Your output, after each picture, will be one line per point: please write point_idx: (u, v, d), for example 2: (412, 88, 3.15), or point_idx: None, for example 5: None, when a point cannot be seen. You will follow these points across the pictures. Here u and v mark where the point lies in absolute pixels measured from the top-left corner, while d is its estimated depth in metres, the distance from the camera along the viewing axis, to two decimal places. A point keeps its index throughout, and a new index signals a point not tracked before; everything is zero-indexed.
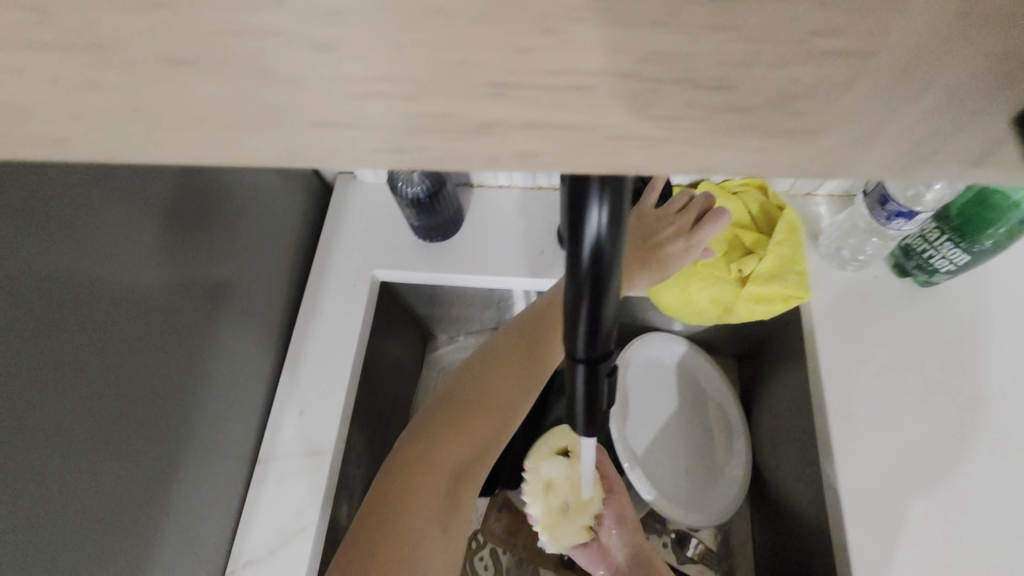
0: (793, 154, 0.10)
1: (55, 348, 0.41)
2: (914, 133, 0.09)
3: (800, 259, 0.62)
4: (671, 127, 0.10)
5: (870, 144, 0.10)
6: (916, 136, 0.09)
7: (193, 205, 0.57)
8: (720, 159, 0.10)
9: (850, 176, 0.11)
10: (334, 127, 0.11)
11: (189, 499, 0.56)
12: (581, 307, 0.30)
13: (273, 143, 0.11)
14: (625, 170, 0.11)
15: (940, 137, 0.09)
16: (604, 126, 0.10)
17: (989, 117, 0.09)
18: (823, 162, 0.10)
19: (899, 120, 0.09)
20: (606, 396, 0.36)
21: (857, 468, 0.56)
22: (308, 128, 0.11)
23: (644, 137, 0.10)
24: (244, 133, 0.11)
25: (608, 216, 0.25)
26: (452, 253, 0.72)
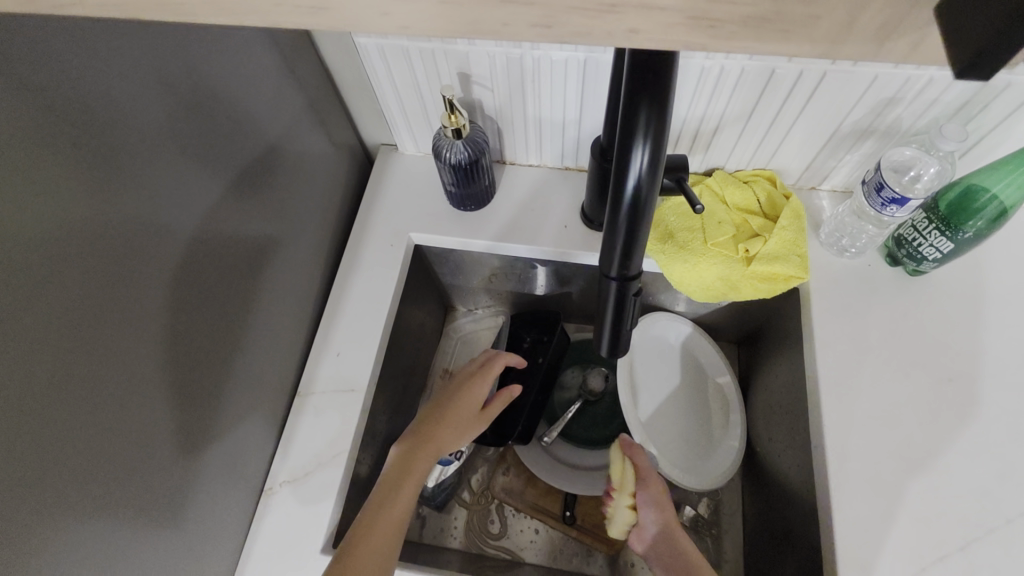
0: (800, 36, 0.17)
1: (141, 259, 0.47)
2: (878, 16, 0.16)
3: (801, 243, 0.69)
4: (729, 10, 0.16)
5: (851, 25, 0.16)
6: (879, 19, 0.16)
7: (254, 157, 0.64)
8: (756, 33, 0.17)
9: (839, 48, 0.17)
10: (515, 3, 0.17)
11: (235, 421, 0.62)
12: (616, 235, 0.36)
13: (473, 15, 0.18)
14: (694, 43, 0.17)
15: (896, 20, 0.16)
16: (685, 10, 0.16)
17: (921, 10, 0.15)
18: (822, 37, 0.16)
19: (864, 12, 0.16)
20: (629, 320, 0.43)
21: (842, 430, 0.62)
22: (498, 5, 0.17)
23: (710, 18, 0.16)
24: (457, 10, 0.18)
25: (649, 155, 0.32)
26: (482, 222, 0.78)
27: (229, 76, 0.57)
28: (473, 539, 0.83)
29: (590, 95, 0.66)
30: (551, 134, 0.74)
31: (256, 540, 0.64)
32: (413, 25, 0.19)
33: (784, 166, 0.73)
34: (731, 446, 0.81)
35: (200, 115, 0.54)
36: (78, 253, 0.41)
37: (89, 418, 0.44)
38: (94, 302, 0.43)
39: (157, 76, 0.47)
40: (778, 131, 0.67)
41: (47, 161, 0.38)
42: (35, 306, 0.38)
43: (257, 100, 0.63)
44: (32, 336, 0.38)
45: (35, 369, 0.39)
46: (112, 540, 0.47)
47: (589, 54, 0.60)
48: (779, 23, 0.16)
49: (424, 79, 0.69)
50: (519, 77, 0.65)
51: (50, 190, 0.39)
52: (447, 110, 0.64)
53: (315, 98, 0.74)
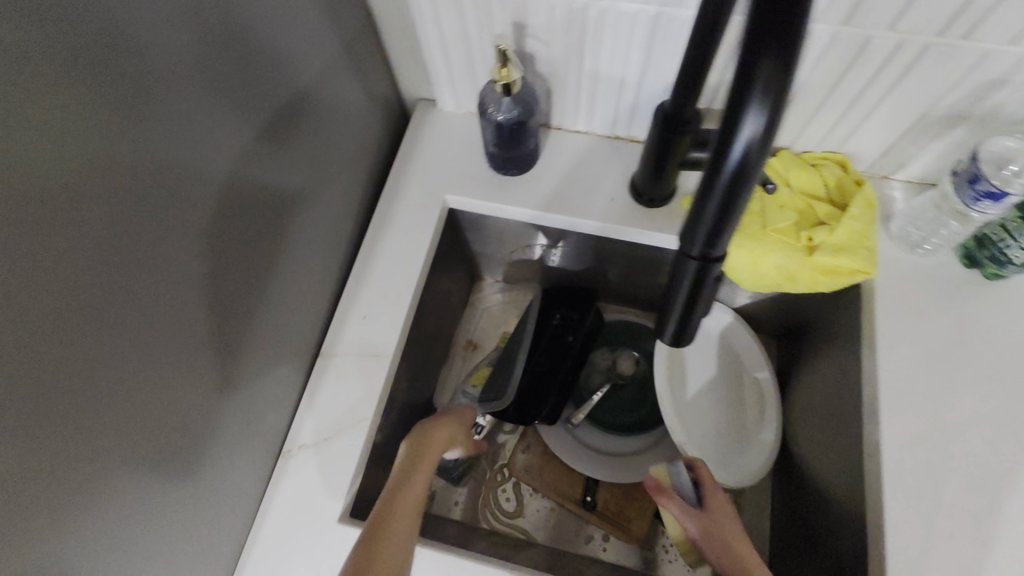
0: None
1: (166, 201, 0.44)
2: None
3: (871, 236, 0.63)
4: None
5: None
6: None
7: (287, 102, 0.59)
8: None
9: None
10: None
11: (255, 381, 0.59)
12: (707, 210, 0.32)
13: None
14: None
15: None
16: None
17: None
18: None
19: None
20: (700, 308, 0.38)
21: (900, 440, 0.57)
22: None
23: None
24: None
25: (764, 118, 0.27)
26: (524, 189, 0.73)
27: (265, 10, 0.52)
28: (488, 517, 0.80)
29: (655, 56, 0.60)
30: (606, 97, 0.68)
31: (272, 502, 0.62)
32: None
33: (857, 150, 0.67)
34: (765, 443, 0.77)
35: (233, 50, 0.49)
36: (100, 189, 0.38)
37: (106, 367, 0.41)
38: (114, 244, 0.40)
39: (191, 1, 0.43)
40: (859, 110, 0.61)
41: (70, 83, 0.35)
42: (51, 244, 0.35)
43: (295, 41, 0.58)
44: (46, 275, 0.35)
45: (49, 311, 0.36)
46: (130, 495, 0.45)
47: (662, 8, 0.55)
48: None
49: (474, 27, 0.63)
50: (580, 30, 0.59)
51: (71, 115, 0.35)
52: (499, 63, 0.59)
53: (353, 41, 0.69)
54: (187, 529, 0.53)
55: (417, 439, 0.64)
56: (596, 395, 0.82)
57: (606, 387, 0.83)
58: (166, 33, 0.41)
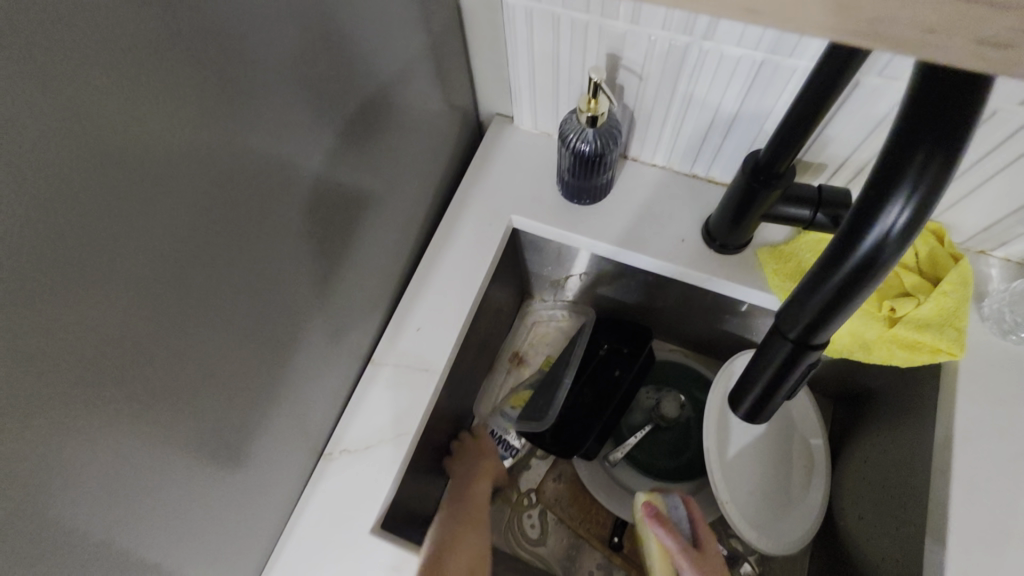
0: None
1: (246, 202, 0.44)
2: None
3: (963, 315, 0.59)
4: None
5: None
6: None
7: (371, 109, 0.59)
8: None
9: None
10: None
11: (307, 380, 0.60)
12: (818, 294, 0.29)
13: None
14: None
15: None
16: None
17: None
18: None
19: None
20: (786, 391, 0.36)
21: (969, 541, 0.53)
22: None
23: None
24: None
25: (907, 217, 0.25)
26: (591, 218, 0.71)
27: (364, 18, 0.53)
28: (511, 543, 0.79)
29: (752, 101, 0.58)
30: (691, 135, 0.66)
31: (308, 501, 0.63)
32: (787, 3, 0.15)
33: (958, 221, 0.62)
34: (809, 510, 0.74)
35: (329, 57, 0.49)
36: (193, 190, 0.38)
37: (173, 359, 0.41)
38: (197, 241, 0.40)
39: (298, 9, 0.43)
40: (968, 181, 0.57)
41: (182, 85, 0.35)
42: (146, 240, 0.36)
43: (386, 51, 0.58)
44: (139, 271, 0.36)
45: (135, 305, 0.36)
46: (178, 484, 0.46)
47: (769, 55, 0.52)
48: None
49: (566, 52, 0.62)
50: (677, 66, 0.57)
51: (177, 116, 0.35)
52: (589, 94, 0.58)
53: (440, 53, 0.69)
54: (225, 520, 0.54)
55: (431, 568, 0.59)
56: (636, 433, 0.80)
57: (648, 427, 0.81)
58: (271, 43, 0.41)
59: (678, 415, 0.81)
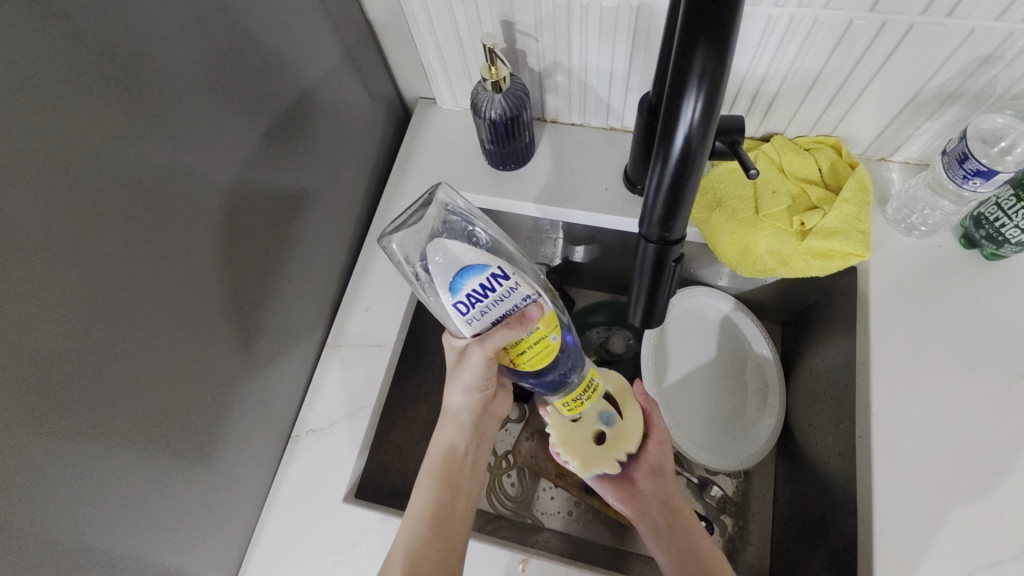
0: None
1: (177, 205, 0.47)
2: None
3: (865, 219, 0.63)
4: None
5: None
6: None
7: (291, 103, 0.62)
8: None
9: None
10: None
11: (265, 368, 0.63)
12: (660, 194, 0.35)
13: None
14: None
15: None
16: None
17: None
18: None
19: None
20: (665, 290, 0.42)
21: (891, 422, 0.58)
22: None
23: None
24: None
25: (702, 106, 0.30)
26: (518, 183, 0.75)
27: (270, 21, 0.56)
28: (496, 503, 0.82)
29: (642, 47, 0.62)
30: (597, 89, 0.70)
31: (281, 483, 0.66)
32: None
33: (852, 133, 0.67)
34: (763, 430, 0.77)
35: (237, 58, 0.52)
36: (114, 195, 0.41)
37: (126, 358, 0.44)
38: (129, 244, 0.43)
39: (195, 19, 0.46)
40: (849, 95, 0.61)
41: (89, 101, 0.39)
42: (74, 246, 0.39)
43: (299, 47, 0.61)
44: (70, 275, 0.39)
45: (71, 306, 0.39)
46: (150, 474, 0.49)
47: (643, 0, 0.56)
48: None
49: (465, 25, 0.65)
50: (566, 25, 0.61)
51: (82, 127, 0.38)
52: (487, 61, 0.60)
53: (354, 45, 0.72)
54: (200, 509, 0.56)
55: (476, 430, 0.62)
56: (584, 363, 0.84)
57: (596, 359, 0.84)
58: (173, 52, 0.45)
59: (625, 350, 0.85)
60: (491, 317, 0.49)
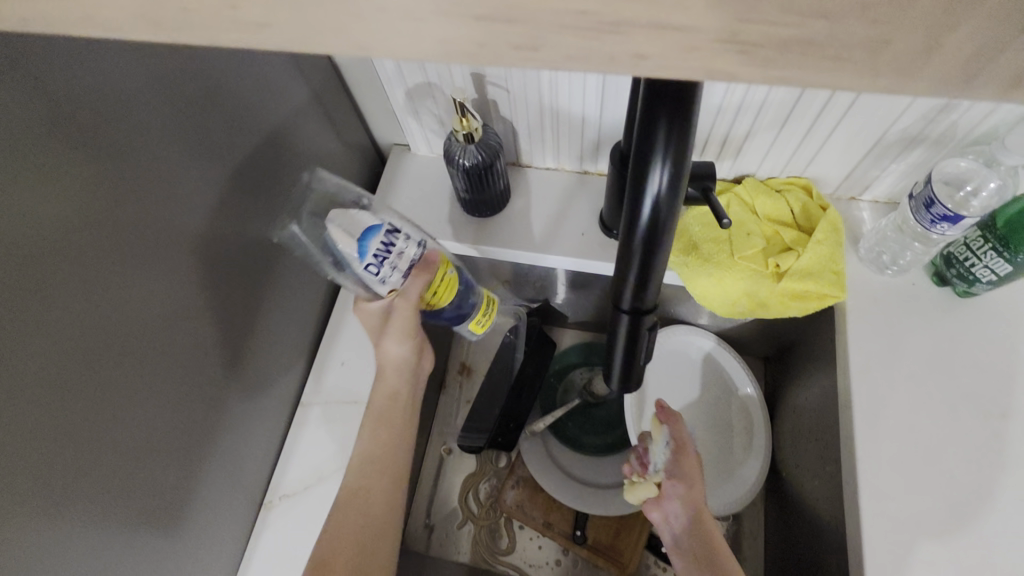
0: (826, 76, 0.13)
1: (143, 275, 0.45)
2: (964, 46, 0.12)
3: (839, 260, 0.63)
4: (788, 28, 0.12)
5: (930, 50, 0.12)
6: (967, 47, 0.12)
7: (263, 157, 0.61)
8: (810, 69, 0.13)
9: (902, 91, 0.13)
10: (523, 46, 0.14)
11: (237, 431, 0.60)
12: (632, 262, 0.34)
13: (440, 32, 0.14)
14: (713, 72, 0.14)
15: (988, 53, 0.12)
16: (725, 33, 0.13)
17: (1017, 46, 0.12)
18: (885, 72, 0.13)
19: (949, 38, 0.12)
20: (642, 354, 0.41)
21: (876, 467, 0.57)
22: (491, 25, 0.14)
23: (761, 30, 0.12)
24: (455, 33, 0.14)
25: (669, 175, 0.30)
26: (493, 229, 0.75)
27: (237, 79, 0.55)
28: (481, 555, 0.80)
29: (611, 97, 0.62)
30: (570, 136, 0.70)
31: (253, 557, 0.63)
32: (387, 27, 0.14)
33: (821, 174, 0.67)
34: (750, 471, 0.76)
35: (207, 119, 0.51)
36: (71, 271, 0.39)
37: (85, 441, 0.42)
38: (89, 321, 0.41)
39: (160, 83, 0.45)
40: (816, 138, 0.62)
41: (43, 179, 0.37)
42: (25, 330, 0.37)
43: (269, 101, 0.61)
44: (21, 361, 0.37)
45: (23, 392, 0.37)
46: (108, 561, 0.46)
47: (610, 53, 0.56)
48: (830, 59, 0.13)
49: (435, 77, 0.65)
50: (536, 76, 0.61)
51: (37, 202, 0.37)
52: (458, 114, 0.60)
53: (326, 97, 0.71)
54: None
55: (387, 457, 0.58)
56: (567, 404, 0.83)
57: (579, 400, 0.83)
58: (138, 116, 0.43)
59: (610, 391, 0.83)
60: (402, 272, 0.52)
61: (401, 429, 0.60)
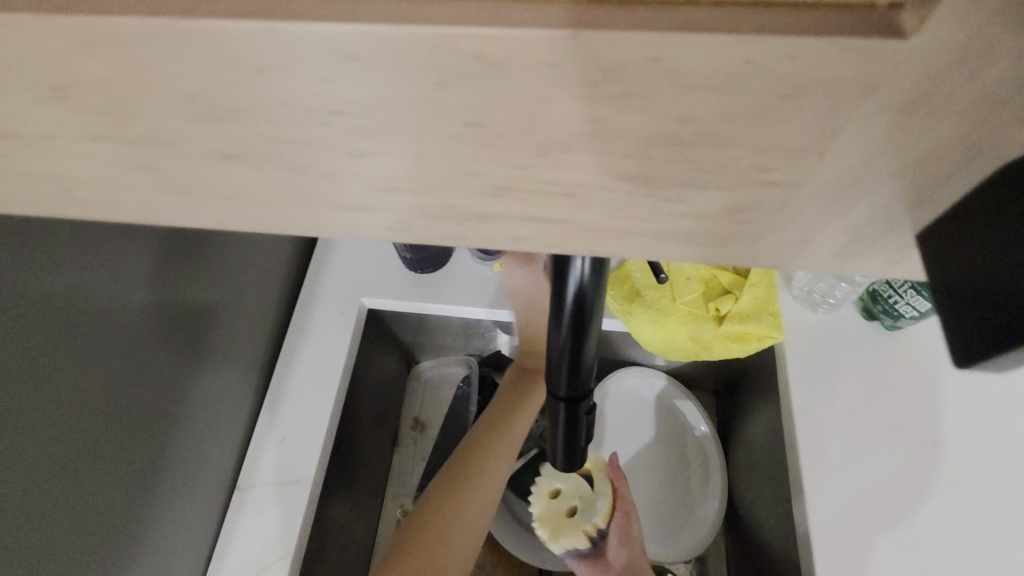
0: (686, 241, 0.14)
1: (55, 381, 0.41)
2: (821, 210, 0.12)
3: (774, 301, 0.65)
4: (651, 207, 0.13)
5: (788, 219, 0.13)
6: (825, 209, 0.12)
7: (194, 224, 0.57)
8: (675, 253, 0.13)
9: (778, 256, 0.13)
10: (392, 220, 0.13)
11: (170, 527, 0.55)
12: (565, 349, 0.33)
13: None
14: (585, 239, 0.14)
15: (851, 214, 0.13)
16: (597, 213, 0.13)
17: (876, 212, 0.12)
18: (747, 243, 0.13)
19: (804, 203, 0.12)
20: (584, 434, 0.39)
21: (826, 506, 0.58)
22: None
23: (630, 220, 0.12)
24: None
25: (590, 262, 0.29)
26: (438, 285, 0.74)
27: None
28: None
29: None
30: None
31: None
32: None
33: None
34: (709, 511, 0.77)
35: None
36: None
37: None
38: None
39: None
40: None
41: None
42: None
43: None
44: None
45: None
46: None
47: None
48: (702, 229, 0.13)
49: None
50: None
51: None
52: None
53: None
54: None
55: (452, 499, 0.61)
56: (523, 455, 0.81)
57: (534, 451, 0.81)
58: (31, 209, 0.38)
59: None
60: None
61: (454, 492, 0.61)
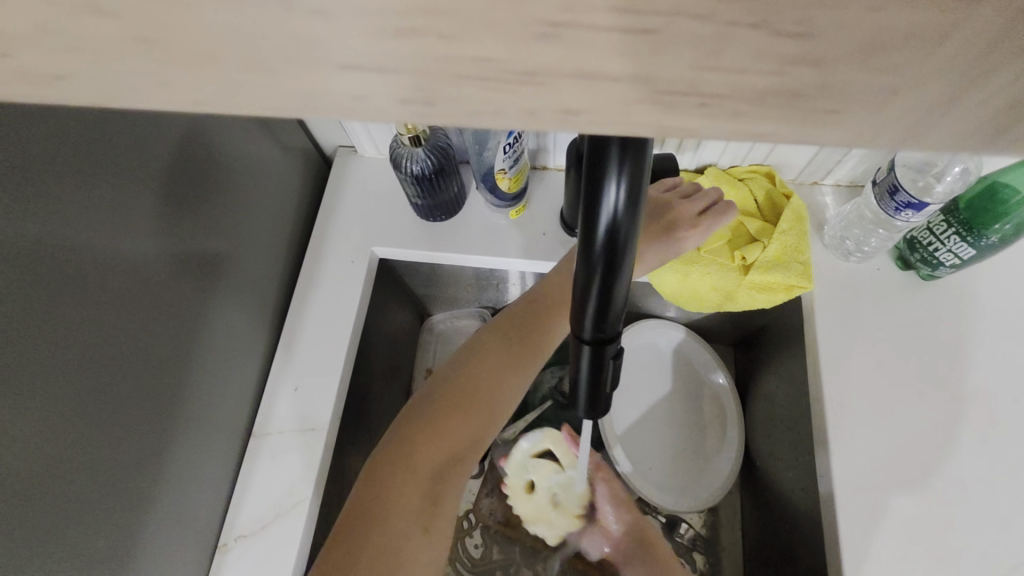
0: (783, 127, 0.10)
1: (60, 329, 0.39)
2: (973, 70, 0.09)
3: (805, 249, 0.62)
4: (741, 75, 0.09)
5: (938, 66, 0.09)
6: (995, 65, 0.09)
7: (194, 168, 0.54)
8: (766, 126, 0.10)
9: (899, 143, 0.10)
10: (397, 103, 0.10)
11: (187, 476, 0.55)
12: (591, 289, 0.31)
13: (280, 90, 0.10)
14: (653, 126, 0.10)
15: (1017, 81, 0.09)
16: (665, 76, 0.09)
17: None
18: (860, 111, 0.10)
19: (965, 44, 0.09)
20: (609, 381, 0.38)
21: (851, 459, 0.56)
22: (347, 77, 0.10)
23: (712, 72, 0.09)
24: (301, 89, 0.10)
25: (624, 194, 0.26)
26: (451, 234, 0.71)
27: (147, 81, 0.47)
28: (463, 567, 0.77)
29: None
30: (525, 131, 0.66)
31: None
32: (214, 81, 0.10)
33: (784, 161, 0.66)
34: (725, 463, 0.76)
35: (118, 128, 0.44)
36: None
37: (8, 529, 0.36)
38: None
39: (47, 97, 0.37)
40: None
41: None
42: None
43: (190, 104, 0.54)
44: None
45: None
46: None
47: None
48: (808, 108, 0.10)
49: None
50: None
51: None
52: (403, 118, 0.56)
53: None
54: None
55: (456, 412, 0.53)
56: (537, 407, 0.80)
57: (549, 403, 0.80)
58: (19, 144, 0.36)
59: None
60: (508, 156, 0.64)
61: (460, 409, 0.54)
